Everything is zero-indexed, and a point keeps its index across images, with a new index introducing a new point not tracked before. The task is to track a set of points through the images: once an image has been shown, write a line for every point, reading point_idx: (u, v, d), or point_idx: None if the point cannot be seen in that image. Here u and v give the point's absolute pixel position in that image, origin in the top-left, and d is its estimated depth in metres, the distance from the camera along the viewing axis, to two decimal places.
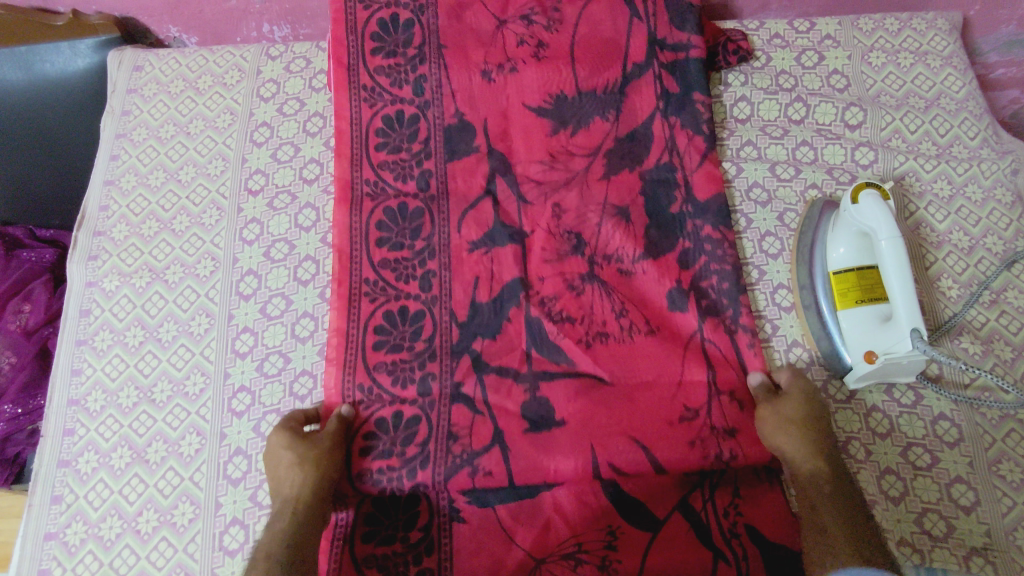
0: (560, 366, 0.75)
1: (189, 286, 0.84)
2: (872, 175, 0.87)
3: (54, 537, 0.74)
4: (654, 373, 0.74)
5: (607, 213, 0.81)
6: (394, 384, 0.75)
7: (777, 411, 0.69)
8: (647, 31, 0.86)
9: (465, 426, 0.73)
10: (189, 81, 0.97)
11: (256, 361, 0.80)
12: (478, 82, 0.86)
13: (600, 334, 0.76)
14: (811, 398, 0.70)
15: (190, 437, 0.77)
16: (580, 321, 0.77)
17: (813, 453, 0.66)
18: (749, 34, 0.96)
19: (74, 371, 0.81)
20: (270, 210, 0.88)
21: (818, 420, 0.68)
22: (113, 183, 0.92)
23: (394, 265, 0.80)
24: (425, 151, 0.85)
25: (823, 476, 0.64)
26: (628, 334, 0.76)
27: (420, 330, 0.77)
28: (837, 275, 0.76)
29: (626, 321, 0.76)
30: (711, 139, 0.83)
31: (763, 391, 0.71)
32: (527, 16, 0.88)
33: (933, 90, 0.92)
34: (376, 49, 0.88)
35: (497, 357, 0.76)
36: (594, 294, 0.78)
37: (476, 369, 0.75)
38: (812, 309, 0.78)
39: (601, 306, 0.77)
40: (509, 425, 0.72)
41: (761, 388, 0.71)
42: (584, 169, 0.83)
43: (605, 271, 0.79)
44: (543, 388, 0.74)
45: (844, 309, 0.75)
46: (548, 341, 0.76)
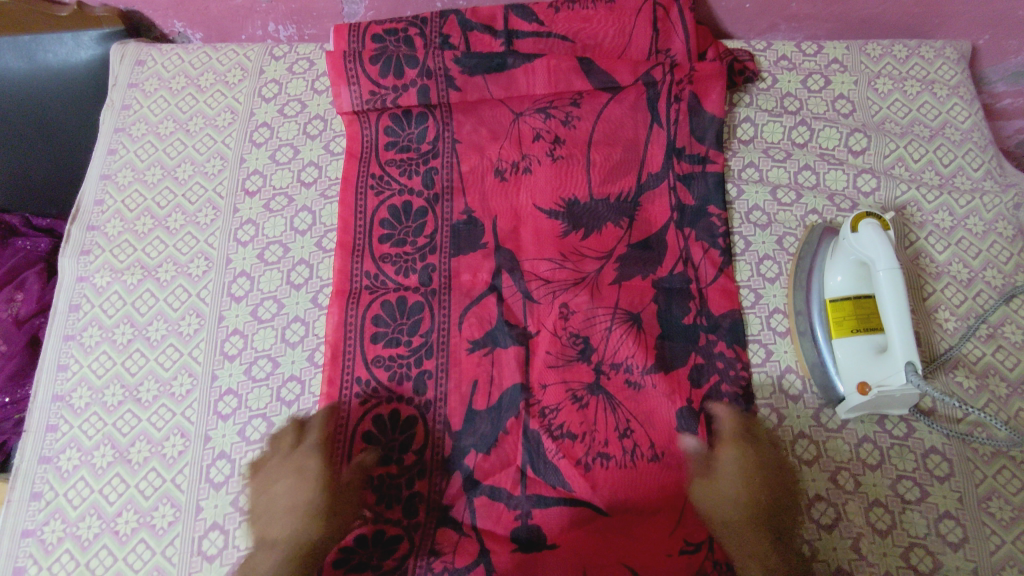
0: (555, 489, 0.72)
1: (181, 285, 0.84)
2: (873, 203, 0.87)
3: (31, 534, 0.73)
4: (659, 502, 0.71)
5: (617, 318, 0.79)
6: (381, 501, 0.73)
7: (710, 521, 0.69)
8: (667, 139, 0.86)
9: (449, 544, 0.70)
10: (192, 79, 0.97)
11: (245, 364, 0.79)
12: (491, 180, 0.87)
13: (600, 456, 0.72)
14: (761, 478, 0.68)
15: (175, 438, 0.76)
16: (581, 439, 0.73)
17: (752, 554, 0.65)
18: (756, 54, 0.95)
19: (61, 367, 0.81)
20: (267, 212, 0.87)
21: (764, 502, 0.67)
22: (109, 177, 0.91)
23: (388, 363, 0.78)
24: (430, 247, 0.84)
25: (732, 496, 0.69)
26: (631, 458, 0.72)
27: (411, 440, 0.75)
28: (833, 302, 0.75)
29: (631, 443, 0.73)
30: (727, 253, 0.83)
31: (724, 467, 0.70)
32: (544, 109, 0.88)
33: (938, 119, 0.91)
34: (390, 144, 0.89)
35: (491, 475, 0.73)
36: (599, 407, 0.75)
37: (467, 489, 0.73)
38: (807, 336, 0.77)
39: (605, 420, 0.74)
40: (497, 549, 0.70)
41: (724, 468, 0.69)
42: (595, 273, 0.82)
43: (612, 382, 0.76)
44: (537, 515, 0.71)
45: (838, 338, 0.74)
46: (544, 461, 0.73)
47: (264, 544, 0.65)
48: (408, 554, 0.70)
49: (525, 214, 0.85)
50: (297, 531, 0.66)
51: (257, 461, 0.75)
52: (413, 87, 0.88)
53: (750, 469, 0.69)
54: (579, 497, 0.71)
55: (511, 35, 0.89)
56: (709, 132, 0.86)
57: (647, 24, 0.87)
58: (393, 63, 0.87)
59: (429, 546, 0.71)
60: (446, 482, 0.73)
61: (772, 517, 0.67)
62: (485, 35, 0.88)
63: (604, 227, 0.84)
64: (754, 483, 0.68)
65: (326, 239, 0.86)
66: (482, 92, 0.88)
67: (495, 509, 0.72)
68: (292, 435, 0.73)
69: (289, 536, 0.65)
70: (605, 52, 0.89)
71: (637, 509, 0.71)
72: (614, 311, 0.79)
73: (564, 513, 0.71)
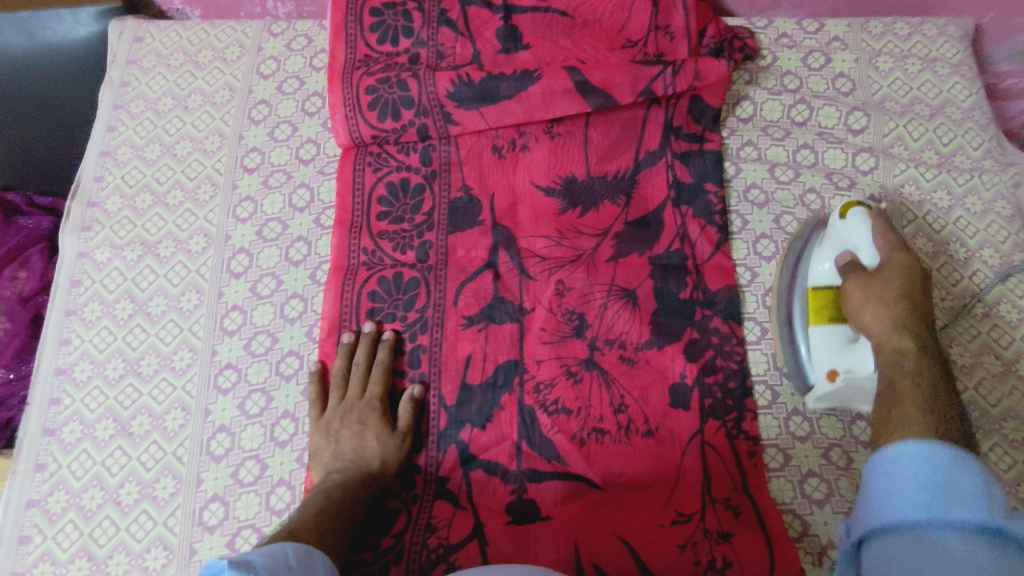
0: (550, 464, 0.73)
1: (181, 262, 0.84)
2: (872, 182, 0.87)
3: (36, 505, 0.74)
4: (651, 475, 0.72)
5: (612, 295, 0.80)
6: None
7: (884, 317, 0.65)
8: (665, 118, 0.87)
9: (445, 518, 0.71)
10: (190, 55, 0.97)
11: (244, 340, 0.80)
12: (489, 157, 0.87)
13: (594, 431, 0.73)
14: (920, 287, 0.66)
15: (175, 412, 0.77)
16: (576, 415, 0.74)
17: (910, 343, 0.62)
18: (757, 32, 0.95)
19: (63, 342, 0.82)
20: (265, 188, 0.88)
21: (917, 301, 0.65)
22: (108, 154, 0.92)
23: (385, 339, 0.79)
24: (428, 224, 0.84)
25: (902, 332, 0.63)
26: (625, 434, 0.73)
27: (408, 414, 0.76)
28: (814, 291, 0.74)
29: (624, 418, 0.74)
30: (723, 231, 0.83)
31: (893, 272, 0.66)
32: None
33: (939, 98, 0.91)
34: None
35: (486, 450, 0.74)
36: (593, 383, 0.76)
37: (463, 464, 0.74)
38: (785, 326, 0.77)
39: (599, 396, 0.75)
40: (492, 521, 0.71)
41: (893, 268, 0.66)
42: (591, 251, 0.82)
43: (606, 358, 0.77)
44: (531, 489, 0.72)
45: (816, 325, 0.72)
46: (540, 435, 0.74)
47: (321, 485, 0.69)
48: (404, 531, 0.71)
49: (522, 192, 0.86)
50: (357, 468, 0.70)
51: (256, 435, 0.76)
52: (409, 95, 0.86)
53: (915, 275, 0.66)
54: (574, 471, 0.73)
55: (510, 11, 0.89)
56: (707, 112, 0.87)
57: (645, 1, 0.88)
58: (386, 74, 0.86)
59: (425, 521, 0.71)
60: (442, 455, 0.75)
61: (926, 312, 0.65)
62: (484, 11, 0.89)
63: (601, 205, 0.84)
64: (917, 285, 0.66)
65: (324, 216, 0.86)
66: (480, 125, 0.86)
67: (492, 482, 0.73)
68: (356, 386, 0.76)
69: (349, 472, 0.70)
70: (604, 30, 0.89)
71: (630, 482, 0.72)
72: (610, 288, 0.80)
73: (557, 486, 0.72)
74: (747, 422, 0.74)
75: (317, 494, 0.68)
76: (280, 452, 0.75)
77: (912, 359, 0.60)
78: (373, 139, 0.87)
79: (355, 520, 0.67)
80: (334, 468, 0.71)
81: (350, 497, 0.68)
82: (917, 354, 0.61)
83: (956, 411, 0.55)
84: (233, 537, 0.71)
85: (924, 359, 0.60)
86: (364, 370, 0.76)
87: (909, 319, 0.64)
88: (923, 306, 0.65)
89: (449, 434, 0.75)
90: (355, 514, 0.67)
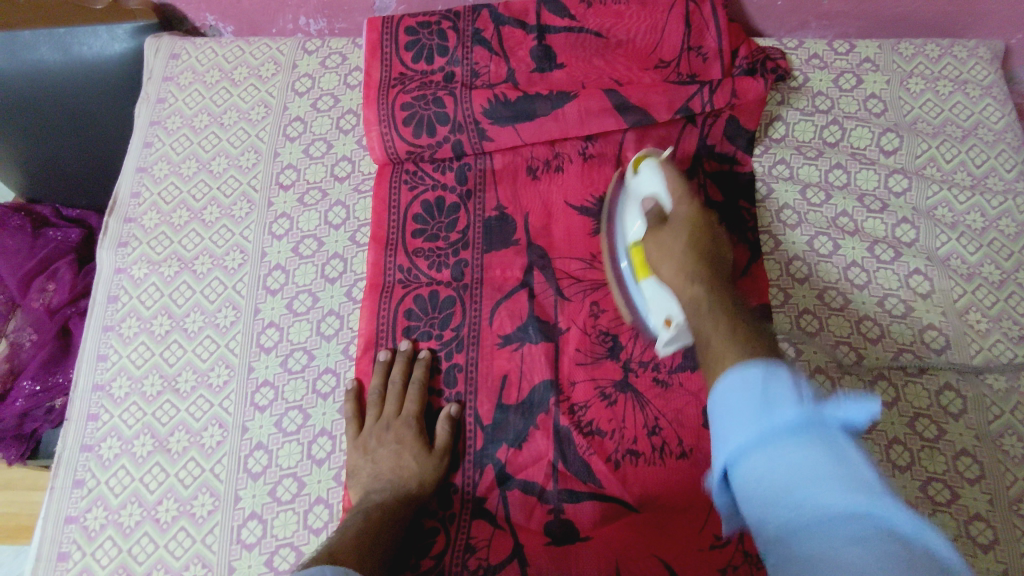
0: (586, 485, 0.72)
1: (217, 278, 0.85)
2: (904, 204, 0.87)
3: (74, 521, 0.74)
4: (689, 497, 0.71)
5: None
6: None
7: (666, 242, 0.69)
8: (699, 137, 0.87)
9: (484, 539, 0.71)
10: (225, 72, 0.97)
11: (281, 357, 0.80)
12: (524, 177, 0.87)
13: (630, 452, 0.73)
14: (709, 249, 0.67)
15: (213, 428, 0.77)
16: (610, 436, 0.74)
17: (699, 287, 0.63)
18: (788, 53, 0.96)
19: (101, 357, 0.82)
20: (301, 206, 0.88)
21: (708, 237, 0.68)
22: (145, 170, 0.92)
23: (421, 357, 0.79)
24: (463, 242, 0.84)
25: (698, 277, 0.64)
26: (660, 456, 0.72)
27: None
28: (636, 247, 0.73)
29: (659, 440, 0.73)
30: (755, 249, 0.84)
31: (680, 232, 0.69)
32: None
33: (970, 120, 0.91)
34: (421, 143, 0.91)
35: (522, 470, 0.74)
36: (626, 404, 0.75)
37: (499, 483, 0.74)
38: (622, 282, 0.76)
39: (633, 418, 0.75)
40: (531, 541, 0.71)
41: (681, 224, 0.69)
42: None
43: (641, 380, 0.76)
44: (568, 510, 0.72)
45: (644, 280, 0.72)
46: (575, 457, 0.73)
47: (362, 506, 0.69)
48: (443, 552, 0.71)
49: (557, 212, 0.86)
50: (396, 489, 0.71)
51: (294, 453, 0.76)
52: (439, 113, 0.86)
53: (700, 221, 0.69)
54: (611, 493, 0.72)
55: (543, 30, 0.90)
56: (742, 133, 0.87)
57: (679, 20, 0.89)
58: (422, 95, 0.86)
59: (464, 541, 0.71)
60: (478, 475, 0.74)
61: (717, 266, 0.66)
62: (517, 31, 0.90)
63: None
64: (700, 239, 0.68)
65: (360, 233, 0.87)
66: (516, 144, 0.86)
67: (529, 502, 0.72)
68: (393, 404, 0.76)
69: (387, 493, 0.70)
70: (637, 50, 0.90)
71: (667, 503, 0.71)
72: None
73: (594, 508, 0.71)
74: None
75: (356, 514, 0.68)
76: (317, 470, 0.75)
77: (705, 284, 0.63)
78: (409, 156, 0.88)
79: (395, 543, 0.67)
80: (373, 489, 0.71)
81: (390, 520, 0.67)
82: (706, 274, 0.64)
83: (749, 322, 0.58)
84: (271, 555, 0.71)
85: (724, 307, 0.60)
86: (400, 388, 0.76)
87: (698, 274, 0.64)
88: (713, 251, 0.68)
89: (485, 454, 0.75)
90: (394, 535, 0.67)
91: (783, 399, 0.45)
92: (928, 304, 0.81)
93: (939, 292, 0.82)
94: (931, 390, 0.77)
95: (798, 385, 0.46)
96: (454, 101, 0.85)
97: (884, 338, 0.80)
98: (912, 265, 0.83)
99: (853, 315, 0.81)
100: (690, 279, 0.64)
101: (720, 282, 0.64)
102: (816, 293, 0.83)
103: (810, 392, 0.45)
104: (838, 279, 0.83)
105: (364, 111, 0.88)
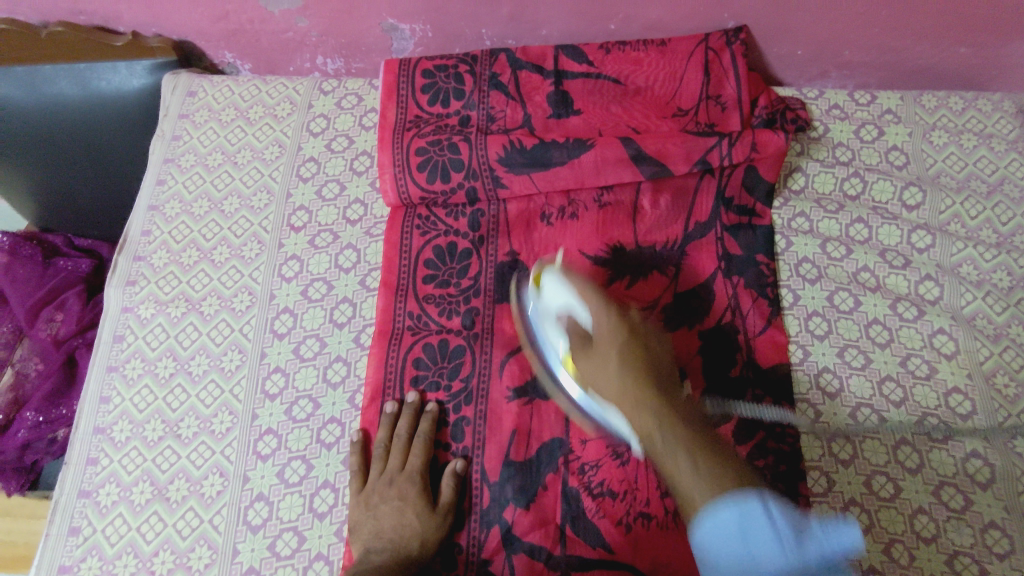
0: (594, 550, 0.70)
1: (224, 320, 0.84)
2: (928, 260, 0.85)
3: (68, 571, 0.72)
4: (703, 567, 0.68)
5: None
6: None
7: (597, 365, 0.64)
8: (717, 188, 0.85)
9: None
10: (241, 111, 0.97)
11: (285, 405, 0.79)
12: (538, 225, 0.86)
13: (642, 516, 0.70)
14: (639, 356, 0.64)
15: (214, 477, 0.76)
16: (621, 498, 0.71)
17: (655, 410, 0.59)
18: (809, 102, 0.95)
19: (103, 400, 0.81)
20: (312, 248, 0.87)
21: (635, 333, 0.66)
22: (156, 208, 0.92)
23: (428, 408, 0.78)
24: (474, 289, 0.83)
25: (639, 384, 0.61)
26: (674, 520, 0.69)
27: None
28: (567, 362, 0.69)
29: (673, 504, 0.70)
30: (775, 304, 0.81)
31: (606, 348, 0.64)
32: None
33: (996, 175, 0.89)
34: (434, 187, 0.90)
35: (527, 532, 0.71)
36: (640, 465, 0.72)
37: (505, 545, 0.71)
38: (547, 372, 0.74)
39: (646, 479, 0.71)
40: None
41: (606, 342, 0.65)
42: None
43: None
44: None
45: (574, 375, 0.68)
46: (584, 520, 0.71)
47: (360, 563, 0.66)
48: None
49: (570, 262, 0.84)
50: (397, 549, 0.68)
51: (295, 505, 0.74)
52: (451, 159, 0.85)
53: (624, 327, 0.65)
54: (621, 559, 0.69)
55: (561, 76, 0.90)
56: (760, 184, 0.86)
57: (698, 69, 0.88)
58: (437, 142, 0.85)
59: None
60: (484, 535, 0.72)
61: (653, 368, 0.64)
62: (535, 76, 0.90)
63: (649, 277, 0.83)
64: (635, 357, 0.64)
65: (370, 277, 0.85)
66: (530, 190, 0.85)
67: (536, 568, 0.70)
68: (397, 458, 0.74)
69: (388, 552, 0.68)
70: (655, 97, 0.89)
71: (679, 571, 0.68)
72: None
73: None
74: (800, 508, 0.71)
75: (353, 572, 0.65)
76: (319, 525, 0.73)
77: (662, 418, 0.59)
78: (421, 201, 0.87)
79: None
80: (373, 548, 0.68)
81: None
82: (641, 381, 0.62)
83: (704, 429, 0.59)
84: None
85: (680, 426, 0.58)
86: (404, 442, 0.75)
87: (637, 384, 0.61)
88: (641, 334, 0.66)
89: (491, 513, 0.72)
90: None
91: (761, 537, 0.52)
92: (954, 366, 0.78)
93: (965, 353, 0.79)
94: (957, 457, 0.74)
95: (770, 514, 0.53)
96: (467, 146, 0.85)
97: (907, 401, 0.77)
98: (936, 324, 0.80)
99: (874, 375, 0.79)
100: (635, 399, 0.61)
101: (658, 375, 0.63)
102: (836, 351, 0.80)
103: (789, 530, 0.52)
104: (859, 337, 0.81)
105: (378, 154, 0.87)
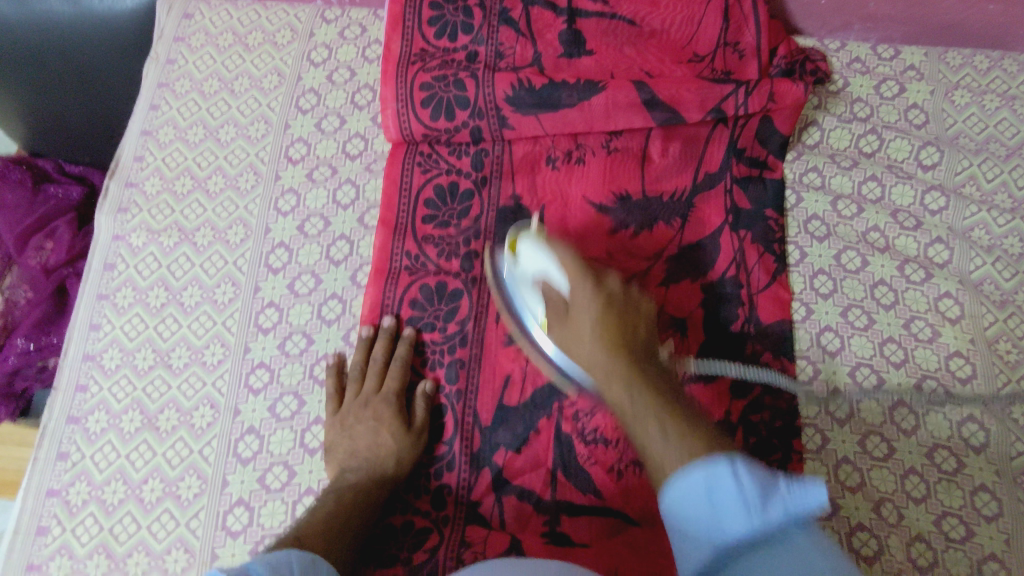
0: (585, 497, 0.70)
1: (218, 252, 0.82)
2: (939, 223, 0.83)
3: (56, 495, 0.72)
4: None
5: (662, 324, 0.77)
6: (410, 491, 0.72)
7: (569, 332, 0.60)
8: (730, 139, 0.83)
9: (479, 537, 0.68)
10: (239, 37, 0.94)
11: (279, 339, 0.77)
12: (543, 169, 0.83)
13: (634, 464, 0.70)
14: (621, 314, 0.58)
15: (204, 409, 0.75)
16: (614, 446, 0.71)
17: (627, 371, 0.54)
18: (829, 55, 0.92)
19: (92, 327, 0.79)
20: (309, 181, 0.85)
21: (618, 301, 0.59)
22: (150, 133, 0.89)
23: (423, 349, 0.76)
24: (474, 231, 0.81)
25: (616, 345, 0.56)
26: None
27: (441, 430, 0.73)
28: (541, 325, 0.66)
29: None
30: (781, 260, 0.80)
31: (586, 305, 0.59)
32: None
33: (1016, 138, 0.86)
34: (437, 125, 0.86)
35: (518, 475, 0.71)
36: None
37: (496, 487, 0.71)
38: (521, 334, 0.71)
39: None
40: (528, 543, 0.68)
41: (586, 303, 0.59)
42: (642, 276, 0.79)
43: None
44: (564, 521, 0.69)
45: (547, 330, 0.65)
46: (576, 466, 0.71)
47: (337, 484, 0.67)
48: (438, 546, 0.68)
49: (574, 208, 0.82)
50: (372, 468, 0.68)
51: (286, 439, 0.73)
52: (456, 95, 0.82)
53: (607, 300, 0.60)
54: (611, 506, 0.69)
55: (574, 14, 0.86)
56: (775, 137, 0.83)
57: (718, 13, 0.84)
58: (442, 77, 0.82)
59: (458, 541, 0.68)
60: (473, 478, 0.71)
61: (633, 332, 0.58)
62: (547, 13, 0.86)
63: (655, 227, 0.81)
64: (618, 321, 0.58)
65: (368, 215, 0.83)
66: (537, 132, 0.82)
67: (526, 510, 0.70)
68: (373, 380, 0.74)
69: (363, 472, 0.68)
70: (671, 42, 0.85)
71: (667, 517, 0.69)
72: (658, 317, 0.77)
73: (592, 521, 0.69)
74: (793, 463, 0.71)
75: (329, 495, 0.66)
76: (310, 460, 0.72)
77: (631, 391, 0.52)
78: (423, 138, 0.84)
79: (367, 525, 0.65)
80: (348, 467, 0.69)
81: (363, 504, 0.66)
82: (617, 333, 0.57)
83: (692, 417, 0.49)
84: (256, 545, 0.69)
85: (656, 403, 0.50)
86: (381, 365, 0.74)
87: (612, 343, 0.56)
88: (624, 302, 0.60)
89: (482, 456, 0.72)
90: (366, 519, 0.65)
91: None
92: (957, 330, 0.77)
93: (969, 318, 0.78)
94: (953, 421, 0.74)
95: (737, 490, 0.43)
96: (472, 82, 0.81)
97: (908, 363, 0.76)
98: (943, 287, 0.79)
99: (877, 337, 0.77)
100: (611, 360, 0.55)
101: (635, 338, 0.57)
102: (840, 310, 0.79)
103: None
104: (864, 297, 0.79)
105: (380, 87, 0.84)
